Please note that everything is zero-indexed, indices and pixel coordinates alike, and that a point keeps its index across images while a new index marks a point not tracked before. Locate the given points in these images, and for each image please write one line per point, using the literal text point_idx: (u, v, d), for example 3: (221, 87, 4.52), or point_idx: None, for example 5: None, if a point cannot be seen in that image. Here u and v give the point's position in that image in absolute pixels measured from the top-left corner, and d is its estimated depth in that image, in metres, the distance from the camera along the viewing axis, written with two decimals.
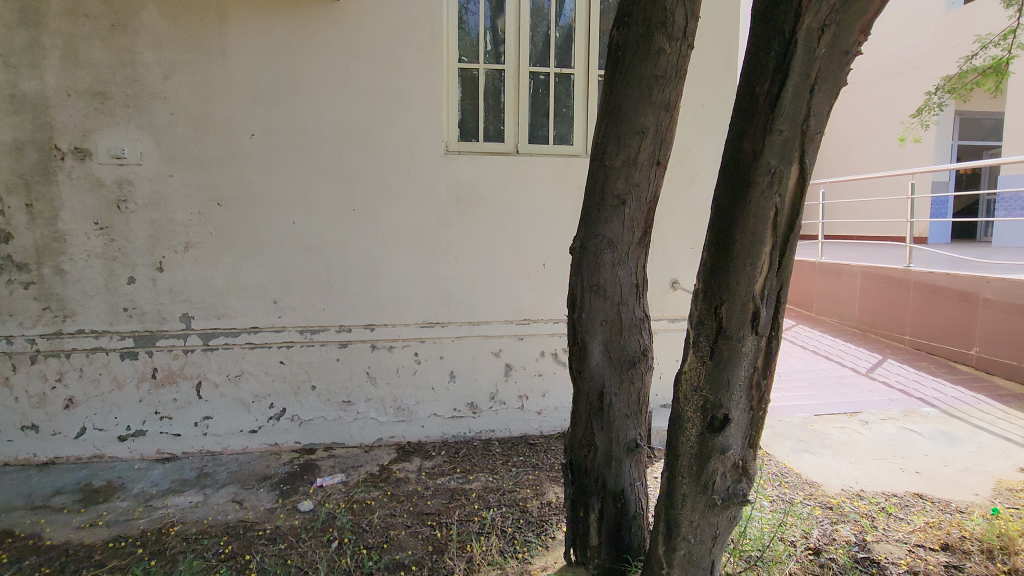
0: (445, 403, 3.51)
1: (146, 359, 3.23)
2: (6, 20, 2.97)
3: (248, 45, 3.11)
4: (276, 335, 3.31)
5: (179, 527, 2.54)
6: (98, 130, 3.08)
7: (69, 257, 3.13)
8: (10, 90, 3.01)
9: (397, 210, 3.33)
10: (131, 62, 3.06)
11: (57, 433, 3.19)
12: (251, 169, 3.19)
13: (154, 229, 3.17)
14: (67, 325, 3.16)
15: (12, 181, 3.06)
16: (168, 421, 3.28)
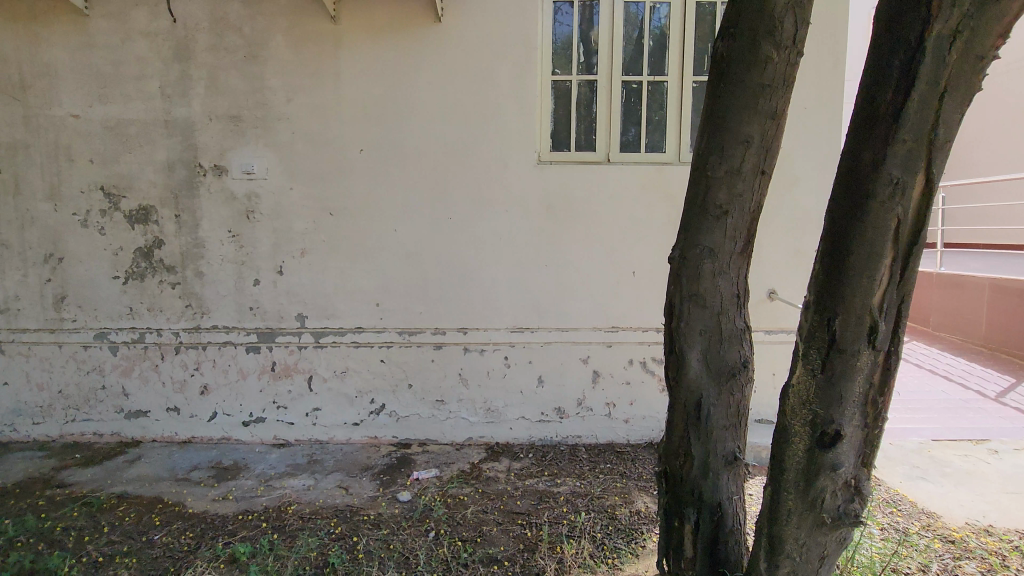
0: (533, 407, 3.59)
1: (267, 354, 3.59)
2: (163, 56, 3.43)
3: (360, 68, 3.39)
4: (378, 336, 3.55)
5: (295, 506, 2.81)
6: (233, 149, 3.48)
7: (207, 261, 3.55)
8: (164, 117, 3.47)
9: (490, 218, 3.47)
10: (261, 88, 3.43)
11: (193, 416, 3.62)
12: (359, 181, 3.46)
13: (276, 237, 3.52)
14: (204, 321, 3.59)
15: (163, 195, 3.51)
16: (283, 410, 3.62)
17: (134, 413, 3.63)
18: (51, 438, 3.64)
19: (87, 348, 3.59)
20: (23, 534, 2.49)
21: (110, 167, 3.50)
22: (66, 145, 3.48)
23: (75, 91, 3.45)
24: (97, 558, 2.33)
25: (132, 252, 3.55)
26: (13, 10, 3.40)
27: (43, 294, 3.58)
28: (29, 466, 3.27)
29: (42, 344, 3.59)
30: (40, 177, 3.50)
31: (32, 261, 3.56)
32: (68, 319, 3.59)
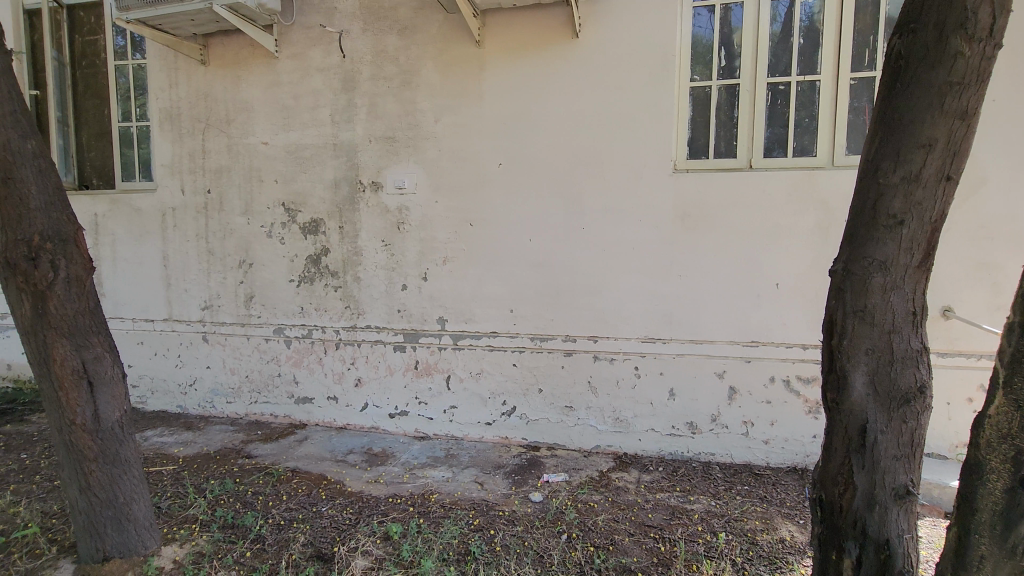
0: (663, 420, 3.52)
1: (411, 353, 3.92)
2: (333, 88, 3.92)
3: (500, 87, 3.59)
4: (511, 340, 3.72)
5: (437, 495, 3.04)
6: (388, 167, 3.87)
7: (363, 268, 3.98)
8: (333, 140, 3.96)
9: (623, 228, 3.48)
10: (413, 111, 3.77)
11: (349, 405, 4.06)
12: (498, 194, 3.66)
13: (422, 246, 3.85)
14: (360, 321, 4.01)
15: (330, 209, 4.00)
16: (424, 406, 3.92)
17: (301, 399, 4.16)
18: (239, 416, 4.30)
19: (268, 341, 4.19)
20: (224, 494, 2.98)
21: (290, 185, 4.06)
22: (257, 168, 4.11)
23: (266, 122, 4.07)
24: (280, 521, 2.71)
25: (304, 259, 4.08)
26: (223, 58, 4.09)
27: (236, 293, 4.24)
28: (224, 438, 3.89)
29: (235, 336, 4.26)
30: (237, 196, 4.16)
31: (230, 266, 4.24)
32: (254, 316, 4.22)
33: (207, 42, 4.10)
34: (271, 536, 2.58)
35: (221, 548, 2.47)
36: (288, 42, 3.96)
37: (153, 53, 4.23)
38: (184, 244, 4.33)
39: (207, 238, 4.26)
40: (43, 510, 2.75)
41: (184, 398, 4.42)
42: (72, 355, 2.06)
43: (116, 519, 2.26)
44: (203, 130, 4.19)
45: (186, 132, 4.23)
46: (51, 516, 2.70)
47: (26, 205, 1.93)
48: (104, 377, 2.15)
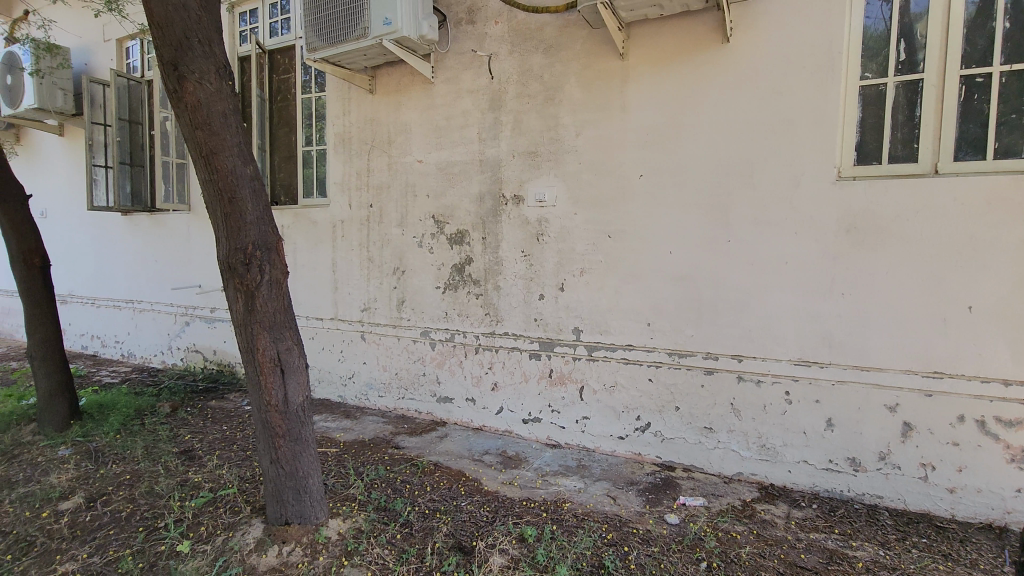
0: (819, 452, 3.19)
1: (546, 361, 4.00)
2: (481, 107, 4.17)
3: (644, 99, 3.56)
4: (647, 355, 3.64)
5: (569, 504, 3.06)
6: (530, 181, 4.02)
7: (503, 277, 4.16)
8: (479, 156, 4.21)
9: (775, 241, 3.24)
10: (556, 126, 3.88)
11: (485, 407, 4.26)
12: (638, 206, 3.62)
13: (560, 257, 3.92)
14: (498, 327, 4.20)
15: (475, 221, 4.25)
16: (556, 414, 3.98)
17: (443, 399, 4.45)
18: (389, 409, 4.72)
19: (416, 342, 4.55)
20: (377, 478, 3.29)
21: (440, 199, 4.39)
22: (412, 184, 4.51)
23: (421, 141, 4.45)
24: (425, 509, 2.93)
25: (450, 268, 4.38)
26: (388, 86, 4.57)
27: (391, 297, 4.68)
28: (377, 428, 4.30)
29: (388, 336, 4.69)
30: (395, 209, 4.60)
31: (386, 272, 4.69)
32: (405, 318, 4.62)
33: (375, 73, 4.61)
34: (417, 522, 2.80)
35: (376, 528, 2.73)
36: (443, 68, 4.31)
37: (332, 86, 4.86)
38: (349, 253, 4.88)
39: (368, 247, 4.76)
40: (239, 475, 3.27)
41: (343, 389, 4.97)
42: (270, 345, 2.44)
43: (296, 490, 2.61)
44: (369, 151, 4.70)
45: (355, 154, 4.78)
46: (246, 480, 3.20)
47: (245, 220, 2.32)
48: (293, 366, 2.51)
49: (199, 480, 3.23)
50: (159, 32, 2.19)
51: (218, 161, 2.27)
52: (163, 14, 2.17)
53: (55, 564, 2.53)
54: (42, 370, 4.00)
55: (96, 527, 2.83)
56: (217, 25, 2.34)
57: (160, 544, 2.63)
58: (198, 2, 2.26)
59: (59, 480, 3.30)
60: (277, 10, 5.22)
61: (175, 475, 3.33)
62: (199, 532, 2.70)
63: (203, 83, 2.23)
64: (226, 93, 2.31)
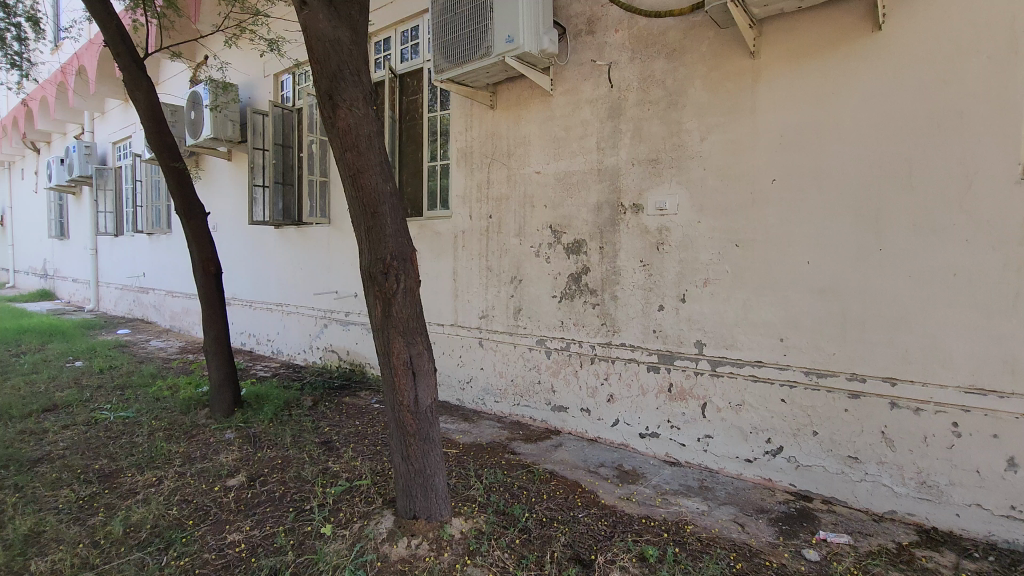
0: (997, 496, 2.73)
1: (665, 374, 3.86)
2: (600, 117, 4.15)
3: (779, 98, 3.32)
4: (779, 373, 3.37)
5: (692, 527, 2.91)
6: (650, 189, 3.92)
7: (621, 287, 4.09)
8: (598, 166, 4.18)
9: (940, 250, 2.85)
10: (679, 132, 3.75)
11: (600, 419, 4.21)
12: (770, 212, 3.38)
13: (682, 267, 3.78)
14: (615, 338, 4.13)
15: (593, 231, 4.23)
16: (676, 431, 3.82)
17: (558, 407, 4.46)
18: (505, 414, 4.83)
19: (532, 350, 4.62)
20: (495, 482, 3.38)
21: (558, 209, 4.43)
22: (531, 195, 4.60)
23: (540, 153, 4.53)
24: (543, 517, 2.95)
25: (567, 277, 4.40)
26: (508, 101, 4.71)
27: (508, 305, 4.80)
28: (493, 433, 4.42)
29: (504, 343, 4.82)
30: (513, 219, 4.73)
31: (504, 281, 4.82)
32: (521, 326, 4.72)
33: (496, 89, 4.79)
34: (536, 530, 2.83)
35: (496, 530, 2.80)
36: (563, 79, 4.36)
37: (456, 104, 5.13)
38: (469, 262, 5.09)
39: (487, 256, 4.93)
40: (372, 468, 3.53)
41: (462, 393, 5.18)
42: (404, 349, 2.61)
43: (424, 486, 2.76)
44: (489, 164, 4.88)
45: (476, 167, 4.99)
46: (377, 474, 3.45)
47: (385, 232, 2.52)
48: (423, 368, 2.66)
49: (338, 470, 3.54)
50: (318, 66, 2.45)
51: (363, 179, 2.49)
52: (322, 50, 2.42)
53: (225, 532, 2.91)
54: (214, 363, 4.64)
55: (256, 503, 3.21)
56: (365, 57, 2.58)
57: (307, 525, 2.92)
58: (350, 37, 2.50)
59: (226, 459, 3.80)
60: (408, 37, 5.64)
61: (317, 463, 3.68)
62: (339, 517, 2.96)
63: (352, 108, 2.46)
64: (372, 117, 2.53)
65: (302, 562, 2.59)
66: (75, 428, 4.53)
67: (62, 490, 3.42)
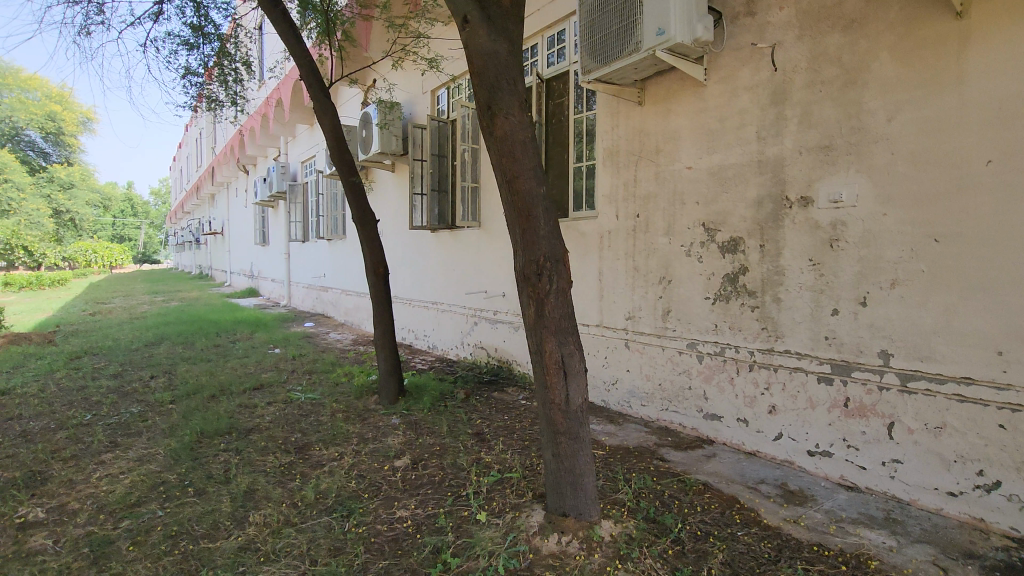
0: None
1: (840, 387, 3.44)
2: (761, 103, 3.82)
3: (996, 64, 2.77)
4: (996, 394, 2.81)
5: (877, 563, 2.55)
6: (821, 180, 3.52)
7: (786, 288, 3.73)
8: (758, 157, 3.86)
9: None
10: (858, 113, 3.32)
11: (760, 431, 3.89)
12: (983, 201, 2.83)
13: (862, 266, 3.33)
14: (778, 344, 3.78)
15: (752, 228, 3.92)
16: (854, 451, 3.38)
17: (710, 416, 4.22)
18: (652, 419, 4.69)
19: (682, 353, 4.43)
20: (644, 487, 3.29)
21: (711, 206, 4.18)
22: (681, 191, 4.40)
23: (691, 147, 4.31)
24: (697, 531, 2.81)
25: (721, 277, 4.13)
26: (657, 95, 4.55)
27: (656, 306, 4.65)
28: (640, 437, 4.32)
29: (652, 345, 4.68)
30: (662, 218, 4.56)
31: (652, 281, 4.68)
32: (670, 329, 4.54)
33: (644, 84, 4.65)
34: (689, 542, 2.70)
35: (648, 538, 2.73)
36: (718, 67, 4.09)
37: (602, 103, 5.09)
38: (615, 262, 5.03)
39: (634, 256, 4.83)
40: (522, 462, 3.67)
41: (608, 394, 5.15)
42: (556, 348, 2.65)
43: (574, 485, 2.78)
44: (636, 162, 4.77)
45: (622, 166, 4.91)
46: (527, 468, 3.57)
47: (538, 235, 2.60)
48: (574, 368, 2.69)
49: (490, 461, 3.73)
50: (478, 78, 2.60)
51: (519, 184, 2.59)
52: (481, 63, 2.56)
53: (394, 507, 3.22)
54: (382, 355, 5.16)
55: (419, 484, 3.51)
56: (520, 65, 2.67)
57: (464, 509, 3.12)
58: (506, 49, 2.62)
59: (393, 442, 4.22)
60: (555, 41, 5.73)
61: (472, 453, 3.92)
62: (492, 506, 3.11)
63: (509, 116, 2.56)
64: (527, 123, 2.61)
65: (461, 544, 2.77)
66: (276, 404, 5.37)
67: (269, 457, 4.08)
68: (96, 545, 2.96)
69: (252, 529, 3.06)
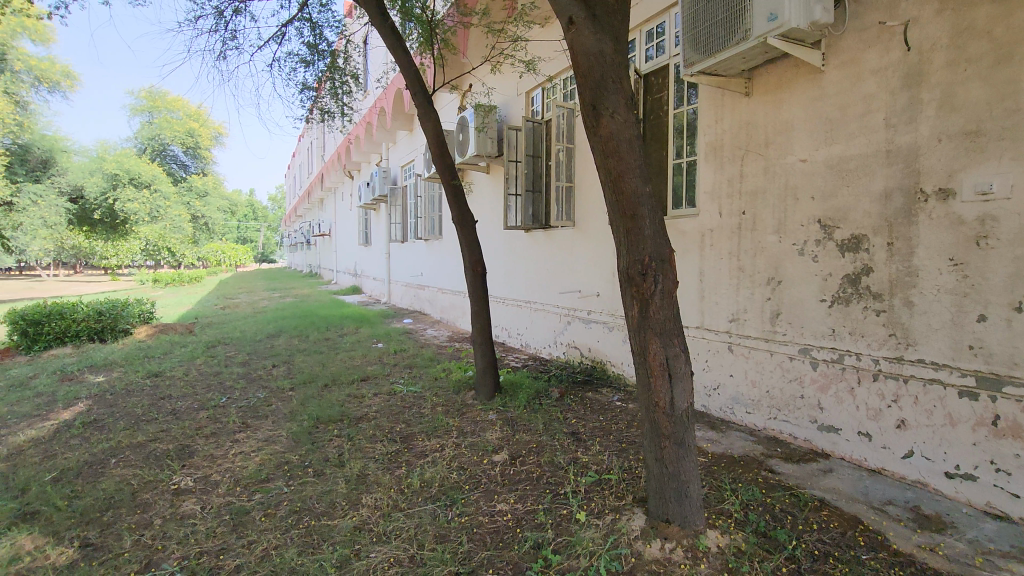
0: None
1: (988, 403, 3.04)
2: (891, 88, 3.48)
3: None
4: None
5: None
6: (965, 170, 3.13)
7: (920, 291, 3.37)
8: (886, 147, 3.52)
9: None
10: (1015, 92, 2.91)
11: (886, 448, 3.54)
12: None
13: (1018, 266, 2.93)
14: (909, 353, 3.42)
15: (878, 224, 3.58)
16: (1006, 476, 2.98)
17: (827, 428, 3.92)
18: (758, 428, 4.45)
19: (793, 359, 4.15)
20: (752, 499, 3.13)
21: (830, 201, 3.87)
22: (793, 186, 4.12)
23: (806, 139, 4.01)
24: (814, 550, 2.63)
25: (841, 278, 3.81)
26: (767, 85, 4.29)
27: (763, 309, 4.40)
28: (746, 446, 4.11)
29: (759, 350, 4.43)
30: (771, 215, 4.29)
31: (759, 282, 4.42)
32: (780, 333, 4.26)
33: (752, 74, 4.40)
34: (806, 562, 2.53)
35: (759, 553, 2.60)
36: (838, 51, 3.78)
37: (705, 96, 4.88)
38: (717, 262, 4.81)
39: (740, 256, 4.59)
40: (621, 465, 3.62)
41: (709, 400, 4.95)
42: (661, 350, 2.59)
43: (678, 491, 2.71)
44: (743, 156, 4.52)
45: (727, 161, 4.68)
46: (626, 470, 3.52)
47: (643, 234, 2.55)
48: (680, 371, 2.61)
49: (587, 462, 3.72)
50: (583, 79, 2.60)
51: (624, 183, 2.55)
52: (587, 63, 2.56)
53: (494, 501, 3.31)
54: (479, 352, 5.30)
55: (517, 480, 3.58)
56: (626, 63, 2.64)
57: (563, 508, 3.14)
58: (612, 47, 2.60)
59: (491, 437, 4.34)
60: (654, 35, 5.59)
61: (568, 452, 3.94)
62: (591, 507, 3.11)
63: (615, 115, 2.54)
64: (632, 121, 2.57)
65: (562, 541, 2.80)
66: (381, 395, 5.71)
67: (377, 444, 4.36)
68: (235, 514, 3.33)
69: (365, 511, 3.28)
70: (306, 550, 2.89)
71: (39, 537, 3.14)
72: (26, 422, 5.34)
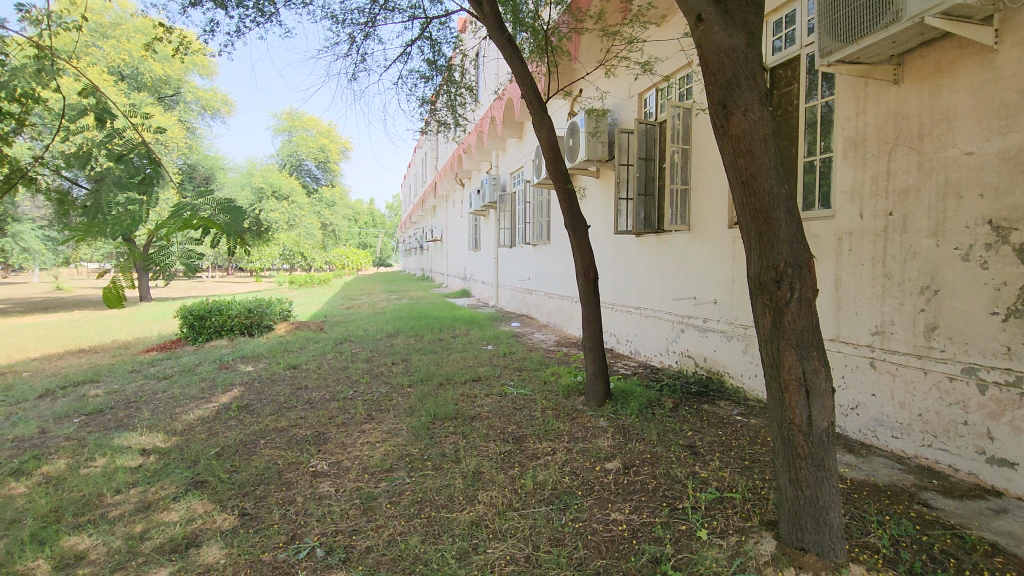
0: None
1: None
2: None
3: None
4: None
5: None
6: None
7: None
8: None
9: None
10: None
11: None
12: None
13: None
14: None
15: None
16: None
17: (999, 461, 3.39)
18: (908, 455, 3.97)
19: (953, 380, 3.64)
20: (903, 534, 2.79)
21: (1003, 199, 3.35)
22: (955, 183, 3.63)
23: (972, 129, 3.52)
24: None
25: (1018, 288, 3.28)
26: (921, 70, 3.82)
27: (915, 322, 3.91)
28: (892, 474, 3.68)
29: (910, 367, 3.95)
30: (926, 215, 3.81)
31: (911, 291, 3.95)
32: (936, 349, 3.77)
33: (903, 59, 3.94)
34: None
35: None
36: (1016, 26, 3.27)
37: (842, 86, 4.46)
38: (858, 268, 4.37)
39: (885, 261, 4.13)
40: (745, 484, 3.40)
41: (847, 420, 4.51)
42: (798, 363, 2.40)
43: (816, 518, 2.49)
44: (890, 151, 4.07)
45: (870, 157, 4.23)
46: (750, 491, 3.30)
47: (778, 239, 2.39)
48: (819, 387, 2.41)
49: (707, 478, 3.55)
50: (712, 78, 2.49)
51: (757, 184, 2.41)
52: (717, 60, 2.46)
53: (608, 509, 3.27)
54: (590, 358, 5.26)
55: (632, 490, 3.50)
56: (759, 57, 2.49)
57: (682, 524, 3.01)
58: (745, 41, 2.46)
59: (603, 444, 4.29)
60: (782, 25, 5.22)
61: (686, 466, 3.77)
62: (714, 525, 2.96)
63: (747, 113, 2.40)
64: (767, 119, 2.42)
65: (683, 558, 2.69)
66: (492, 396, 5.89)
67: (490, 443, 4.50)
68: (364, 499, 3.61)
69: (481, 507, 3.40)
70: (427, 539, 3.05)
71: (207, 502, 3.63)
72: (195, 403, 6.19)
